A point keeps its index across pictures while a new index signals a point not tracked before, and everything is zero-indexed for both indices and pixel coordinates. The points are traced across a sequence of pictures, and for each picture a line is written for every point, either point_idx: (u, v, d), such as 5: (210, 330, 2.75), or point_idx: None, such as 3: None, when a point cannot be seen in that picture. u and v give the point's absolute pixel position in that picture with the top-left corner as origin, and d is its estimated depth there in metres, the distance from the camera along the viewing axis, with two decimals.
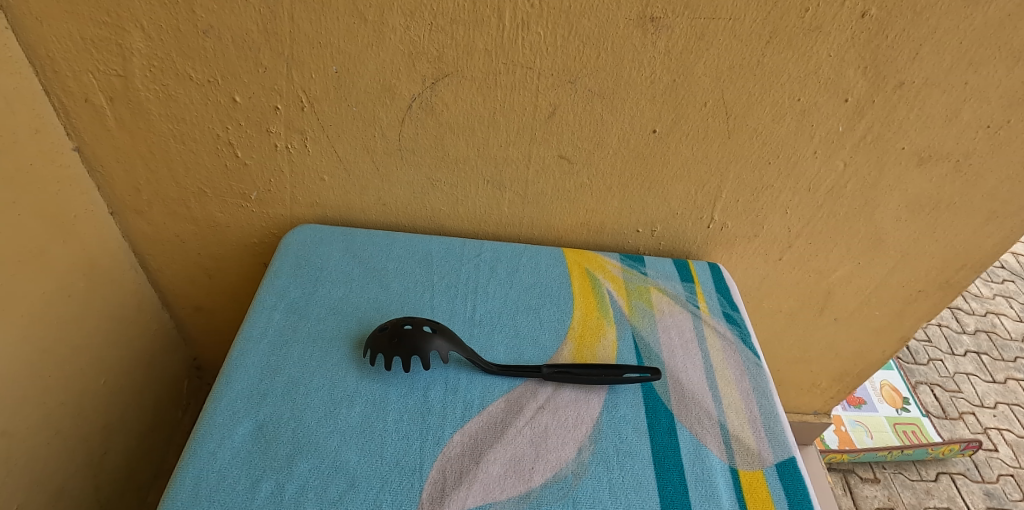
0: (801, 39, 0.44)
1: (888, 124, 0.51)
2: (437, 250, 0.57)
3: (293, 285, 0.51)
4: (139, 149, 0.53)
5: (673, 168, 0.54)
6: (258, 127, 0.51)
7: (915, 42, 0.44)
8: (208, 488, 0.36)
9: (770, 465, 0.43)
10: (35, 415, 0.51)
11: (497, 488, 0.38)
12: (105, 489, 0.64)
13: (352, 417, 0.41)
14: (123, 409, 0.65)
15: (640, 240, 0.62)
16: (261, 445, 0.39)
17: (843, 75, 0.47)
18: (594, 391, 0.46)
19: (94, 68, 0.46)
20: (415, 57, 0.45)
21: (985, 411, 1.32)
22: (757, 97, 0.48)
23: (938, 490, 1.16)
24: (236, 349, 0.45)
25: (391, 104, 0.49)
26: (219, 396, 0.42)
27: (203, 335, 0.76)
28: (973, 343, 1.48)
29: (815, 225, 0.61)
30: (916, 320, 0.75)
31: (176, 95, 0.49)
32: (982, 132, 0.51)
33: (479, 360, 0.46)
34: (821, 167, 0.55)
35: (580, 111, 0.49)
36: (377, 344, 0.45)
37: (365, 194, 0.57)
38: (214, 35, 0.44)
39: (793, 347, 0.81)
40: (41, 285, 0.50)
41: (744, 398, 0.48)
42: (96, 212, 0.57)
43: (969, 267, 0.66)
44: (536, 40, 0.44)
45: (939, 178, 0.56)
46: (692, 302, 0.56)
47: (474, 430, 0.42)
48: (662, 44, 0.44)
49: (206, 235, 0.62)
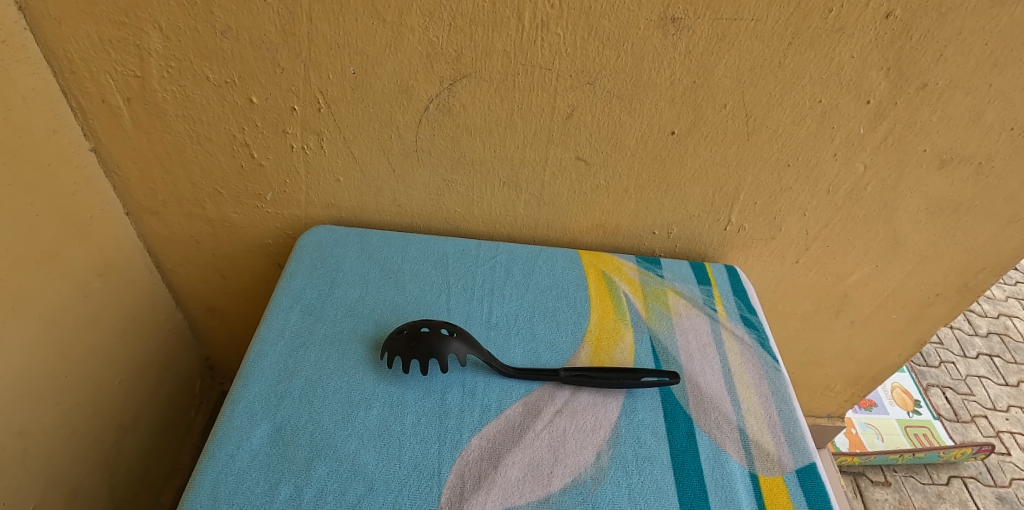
0: (824, 40, 0.43)
1: (910, 126, 0.50)
2: (452, 252, 0.56)
3: (309, 286, 0.51)
4: (156, 150, 0.53)
5: (691, 170, 0.54)
6: (275, 128, 0.51)
7: (940, 43, 0.43)
8: (227, 491, 0.36)
9: (790, 471, 0.43)
10: (51, 414, 0.51)
11: (516, 493, 0.38)
12: (119, 489, 0.64)
13: (370, 420, 0.41)
14: (137, 409, 0.65)
15: (656, 242, 0.62)
16: (279, 448, 0.39)
17: (865, 76, 0.46)
18: (612, 395, 0.46)
19: (112, 69, 0.46)
20: (433, 58, 0.45)
21: (997, 415, 1.31)
22: (778, 98, 0.48)
23: (950, 493, 1.14)
24: (254, 351, 0.45)
25: (408, 105, 0.49)
26: (237, 398, 0.42)
27: (216, 336, 0.76)
28: (986, 346, 1.46)
29: (833, 227, 0.60)
30: (933, 324, 0.74)
31: (193, 96, 0.48)
32: (1005, 134, 0.50)
33: (496, 363, 0.46)
34: (841, 169, 0.54)
35: (598, 112, 0.49)
36: (394, 347, 0.44)
37: (380, 195, 0.57)
38: (232, 36, 0.44)
39: (808, 350, 0.81)
40: (58, 285, 0.50)
41: (763, 402, 0.48)
42: (111, 212, 0.57)
43: (988, 270, 0.65)
44: (555, 41, 0.44)
45: (960, 181, 0.55)
46: (709, 305, 0.55)
47: (492, 433, 0.42)
48: (682, 45, 0.44)
49: (221, 236, 0.62)
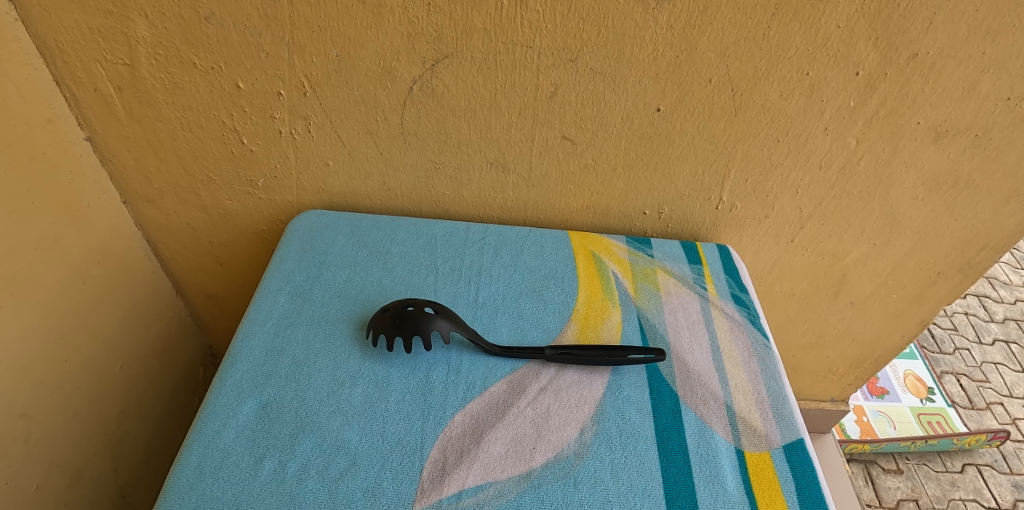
0: (808, 10, 0.43)
1: (901, 98, 0.49)
2: (441, 235, 0.57)
3: (298, 269, 0.52)
4: (148, 138, 0.54)
5: (679, 147, 0.53)
6: (263, 113, 0.52)
7: (929, 11, 0.42)
8: (212, 465, 0.37)
9: (777, 446, 0.42)
10: (52, 398, 0.52)
11: (498, 468, 0.38)
12: (126, 472, 0.65)
13: (354, 397, 0.42)
14: (141, 395, 0.67)
15: (647, 222, 0.61)
16: (265, 425, 0.39)
17: (852, 47, 0.45)
18: (597, 372, 0.46)
19: (102, 58, 0.47)
20: (414, 39, 0.45)
21: (1014, 402, 1.28)
22: (765, 72, 0.47)
23: (964, 481, 1.13)
24: (242, 331, 0.46)
25: (392, 87, 0.49)
26: (225, 377, 0.42)
27: (216, 323, 0.78)
28: (1002, 332, 1.43)
29: (828, 205, 0.59)
30: (936, 304, 0.73)
31: (181, 83, 0.49)
32: (1002, 105, 0.49)
33: (481, 341, 0.46)
34: (833, 144, 0.53)
35: (582, 90, 0.49)
36: (379, 325, 0.45)
37: (369, 180, 0.58)
38: (216, 21, 0.45)
39: (808, 332, 0.80)
40: (56, 271, 0.51)
41: (752, 379, 0.47)
42: (109, 201, 0.58)
43: (991, 247, 0.64)
44: (534, 18, 0.43)
45: (957, 154, 0.54)
46: (699, 284, 0.55)
47: (476, 410, 0.42)
48: (663, 19, 0.43)
49: (216, 223, 0.63)
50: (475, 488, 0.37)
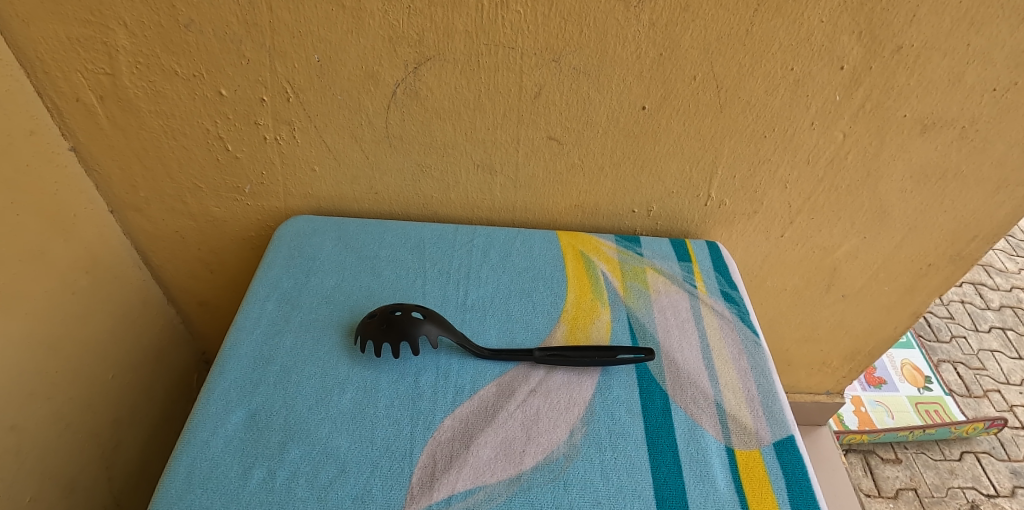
0: (791, 5, 0.42)
1: (887, 91, 0.49)
2: (429, 238, 0.57)
3: (286, 276, 0.52)
4: (133, 146, 0.54)
5: (665, 145, 0.53)
6: (247, 120, 0.51)
7: (912, 4, 0.42)
8: (200, 476, 0.37)
9: (767, 443, 0.42)
10: (43, 409, 0.52)
11: (487, 471, 0.38)
12: (120, 481, 0.65)
13: (343, 404, 0.42)
14: (134, 403, 0.67)
15: (636, 220, 0.61)
16: (253, 434, 0.39)
17: (837, 41, 0.45)
18: (587, 373, 0.46)
19: (83, 68, 0.47)
20: (395, 42, 0.45)
21: (1011, 389, 1.29)
22: (749, 68, 0.47)
23: (962, 469, 1.13)
24: (230, 339, 0.46)
25: (375, 91, 0.49)
26: (213, 386, 0.42)
27: (208, 329, 0.78)
28: (998, 319, 1.43)
29: (816, 199, 0.59)
30: (928, 295, 0.73)
31: (164, 91, 0.49)
32: (988, 96, 0.49)
33: (470, 345, 0.46)
34: (819, 139, 0.53)
35: (566, 90, 0.48)
36: (366, 332, 0.45)
37: (356, 184, 0.58)
38: (195, 29, 0.44)
39: (801, 326, 0.80)
40: (44, 282, 0.51)
41: (741, 376, 0.47)
42: (96, 210, 0.58)
43: (981, 238, 0.64)
44: (515, 18, 0.43)
45: (945, 146, 0.53)
46: (689, 282, 0.55)
47: (465, 414, 0.42)
48: (645, 17, 0.43)
49: (204, 230, 0.63)
50: (464, 493, 0.37)
